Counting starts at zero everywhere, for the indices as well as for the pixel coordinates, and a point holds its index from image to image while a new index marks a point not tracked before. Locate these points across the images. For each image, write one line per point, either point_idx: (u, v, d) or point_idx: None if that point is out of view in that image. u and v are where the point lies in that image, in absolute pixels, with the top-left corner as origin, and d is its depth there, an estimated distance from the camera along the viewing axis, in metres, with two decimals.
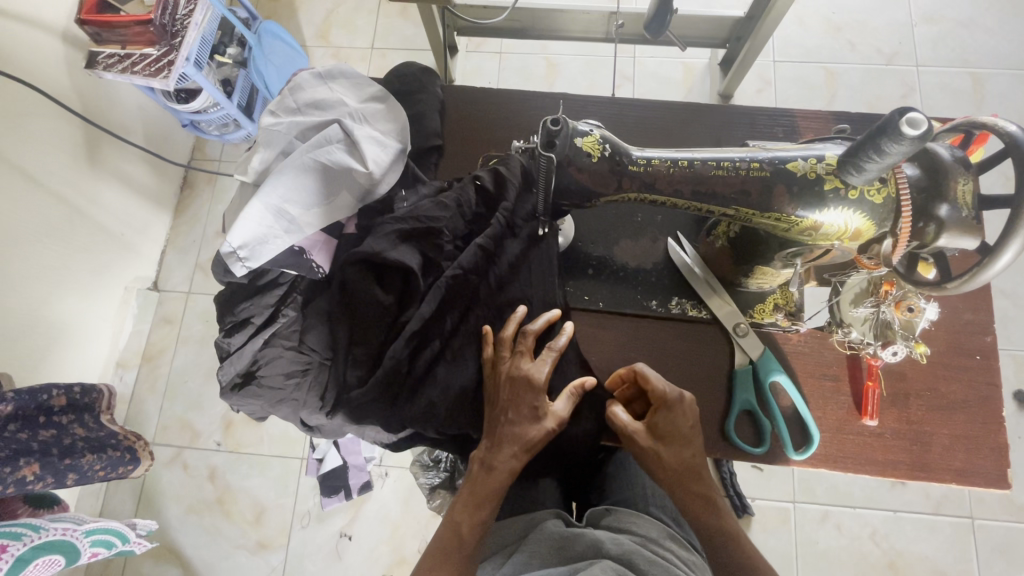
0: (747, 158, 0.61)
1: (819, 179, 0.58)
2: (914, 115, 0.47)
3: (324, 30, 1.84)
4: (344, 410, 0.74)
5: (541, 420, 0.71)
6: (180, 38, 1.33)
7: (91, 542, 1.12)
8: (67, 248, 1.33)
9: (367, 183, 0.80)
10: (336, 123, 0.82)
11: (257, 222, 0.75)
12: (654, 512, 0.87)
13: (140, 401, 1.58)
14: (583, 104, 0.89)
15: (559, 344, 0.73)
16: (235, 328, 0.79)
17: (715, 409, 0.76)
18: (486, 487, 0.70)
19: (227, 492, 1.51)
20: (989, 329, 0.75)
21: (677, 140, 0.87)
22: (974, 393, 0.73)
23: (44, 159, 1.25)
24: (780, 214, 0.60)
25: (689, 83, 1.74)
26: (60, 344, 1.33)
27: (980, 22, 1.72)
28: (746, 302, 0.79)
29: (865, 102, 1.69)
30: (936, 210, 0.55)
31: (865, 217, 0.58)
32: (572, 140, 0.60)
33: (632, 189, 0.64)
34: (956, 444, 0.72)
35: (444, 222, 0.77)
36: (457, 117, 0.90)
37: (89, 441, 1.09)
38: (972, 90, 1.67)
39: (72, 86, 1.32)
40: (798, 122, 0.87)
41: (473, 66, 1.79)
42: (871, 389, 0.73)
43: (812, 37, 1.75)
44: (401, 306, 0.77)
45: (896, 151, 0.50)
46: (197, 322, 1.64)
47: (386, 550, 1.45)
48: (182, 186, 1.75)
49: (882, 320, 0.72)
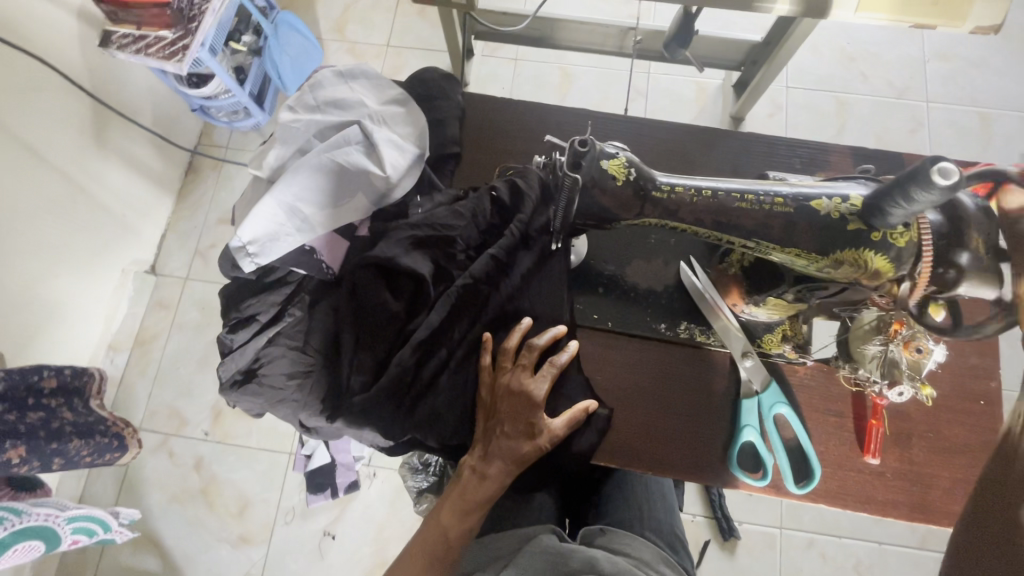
0: (771, 192, 0.60)
1: (842, 220, 0.57)
2: (946, 164, 0.46)
3: (341, 24, 1.83)
4: (344, 414, 0.74)
5: (535, 437, 0.72)
6: (197, 23, 1.31)
7: (72, 530, 1.11)
8: (68, 226, 1.31)
9: (384, 187, 0.79)
10: (356, 124, 0.82)
11: (269, 219, 0.75)
12: (650, 536, 0.87)
13: (130, 384, 1.56)
14: (603, 123, 0.89)
15: (561, 362, 0.74)
16: (240, 325, 0.78)
17: (717, 437, 0.76)
18: (475, 495, 0.72)
19: (212, 483, 1.49)
20: (994, 374, 0.75)
21: (693, 165, 0.87)
22: (976, 438, 0.73)
23: (51, 135, 1.23)
24: (800, 250, 0.60)
25: (701, 103, 1.75)
26: (53, 323, 1.32)
27: (990, 62, 1.74)
28: (755, 331, 0.78)
29: (874, 134, 1.70)
30: (956, 257, 0.54)
31: (886, 260, 0.56)
32: (598, 162, 0.60)
33: (654, 216, 0.63)
34: (956, 489, 0.72)
35: (457, 232, 0.77)
36: (475, 126, 0.89)
37: (77, 425, 1.09)
38: (978, 129, 1.69)
39: (84, 63, 1.30)
40: (815, 155, 0.87)
41: (488, 71, 1.79)
42: (875, 427, 0.72)
43: (825, 66, 1.77)
44: (410, 314, 0.76)
45: (924, 199, 0.48)
46: (193, 308, 1.62)
47: (369, 552, 1.43)
48: (187, 170, 1.73)
49: (890, 358, 0.70)
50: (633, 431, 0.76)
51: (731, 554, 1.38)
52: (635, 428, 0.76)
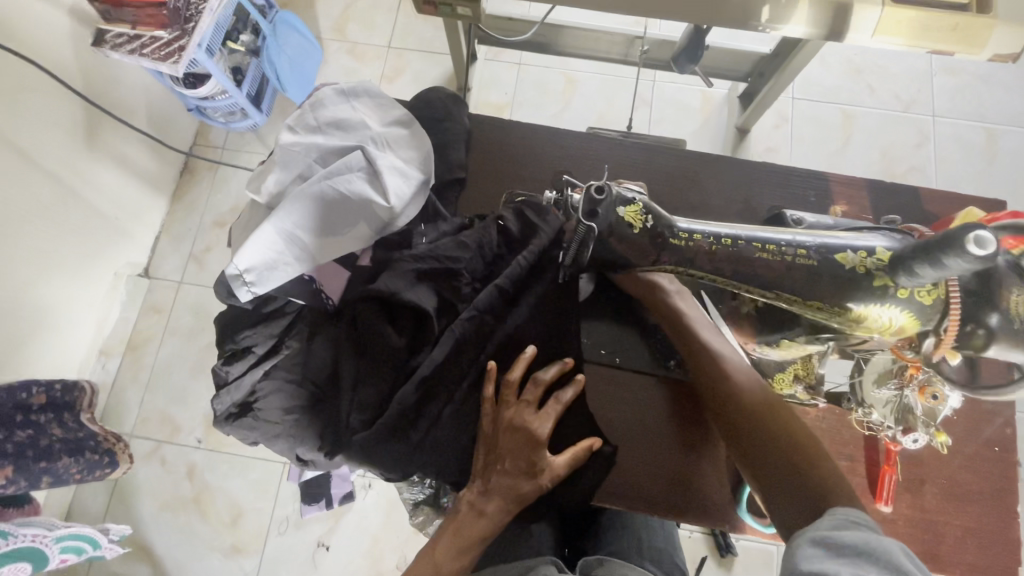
0: (794, 243, 0.59)
1: (868, 274, 0.56)
2: (982, 234, 0.46)
3: (342, 24, 1.79)
4: (343, 450, 0.72)
5: (537, 475, 0.70)
6: (193, 23, 1.28)
7: (60, 548, 1.08)
8: (59, 231, 1.27)
9: (387, 216, 0.77)
10: (359, 149, 0.80)
11: (267, 247, 0.73)
12: (648, 567, 0.83)
13: (121, 390, 1.52)
14: (613, 148, 0.87)
15: (566, 399, 0.72)
16: (235, 356, 0.75)
17: (725, 478, 0.75)
18: (472, 532, 0.69)
19: (204, 492, 1.46)
20: (1008, 419, 0.74)
21: (704, 192, 0.85)
22: (988, 485, 0.72)
23: (42, 139, 1.19)
24: (821, 303, 0.58)
25: (706, 112, 1.71)
26: (44, 330, 1.28)
27: (998, 77, 1.72)
28: (766, 370, 0.76)
29: (879, 148, 1.68)
30: (987, 317, 0.52)
31: (911, 315, 0.56)
32: (615, 209, 0.60)
33: (671, 263, 0.62)
34: (968, 535, 0.71)
35: (463, 264, 0.74)
36: (482, 148, 0.87)
37: (66, 442, 1.06)
38: (983, 145, 1.67)
39: (76, 63, 1.26)
40: (830, 186, 0.85)
41: (491, 74, 1.75)
42: (888, 473, 0.71)
43: (832, 78, 1.74)
44: (412, 349, 0.74)
45: (956, 265, 0.48)
46: (187, 313, 1.58)
47: (363, 564, 1.41)
48: (183, 171, 1.69)
49: (904, 404, 0.69)
50: (637, 470, 0.75)
51: (727, 569, 1.36)
52: (637, 466, 0.75)
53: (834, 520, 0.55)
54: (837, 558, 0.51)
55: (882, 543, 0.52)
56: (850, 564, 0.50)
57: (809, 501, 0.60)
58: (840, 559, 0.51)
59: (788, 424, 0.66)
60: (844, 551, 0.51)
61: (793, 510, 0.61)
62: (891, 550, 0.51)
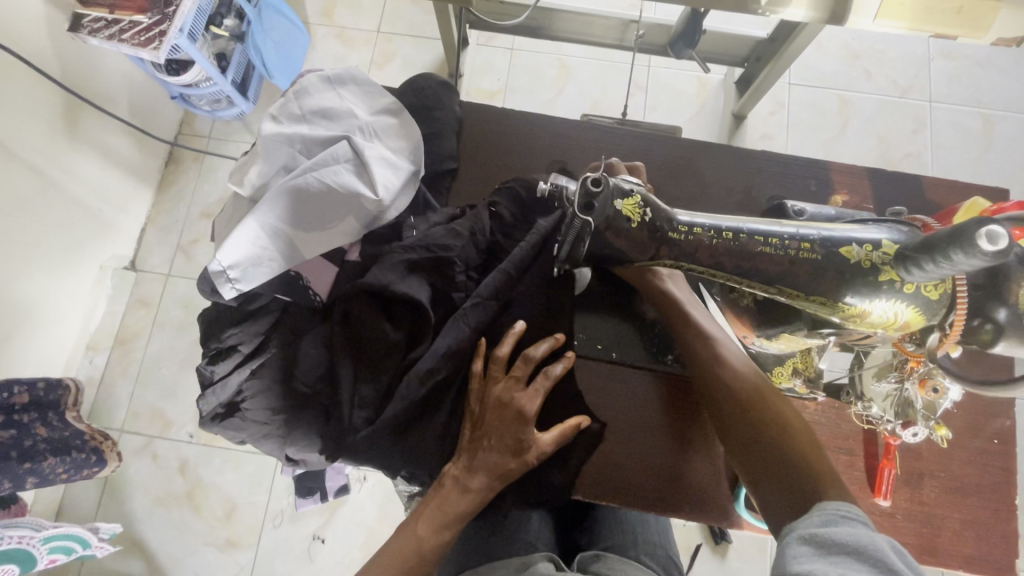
0: (798, 236, 0.57)
1: (874, 268, 0.55)
2: (994, 228, 0.44)
3: (330, 8, 1.74)
4: (343, 452, 0.69)
5: (523, 453, 0.67)
6: (174, 7, 1.22)
7: (49, 549, 1.05)
8: (39, 224, 1.23)
9: (375, 209, 0.75)
10: (346, 139, 0.76)
11: (249, 243, 0.71)
12: (645, 561, 0.81)
13: (109, 384, 1.49)
14: (609, 137, 0.84)
15: (556, 374, 0.69)
16: (220, 356, 0.72)
17: (723, 476, 0.74)
18: (453, 509, 0.66)
19: (198, 486, 1.45)
20: (1009, 413, 0.73)
21: (703, 183, 0.82)
22: (987, 478, 0.71)
23: (20, 128, 1.15)
24: (827, 299, 0.57)
25: (702, 99, 1.68)
26: (27, 326, 1.24)
27: (995, 62, 1.70)
28: (765, 363, 0.75)
29: (875, 135, 1.66)
30: (994, 311, 0.52)
31: (917, 311, 0.55)
32: (612, 201, 0.58)
33: (669, 257, 0.60)
34: (967, 528, 0.70)
35: (455, 252, 0.72)
36: (474, 137, 0.84)
37: (51, 442, 1.03)
38: (981, 131, 1.66)
39: (51, 48, 1.21)
40: (832, 175, 0.83)
41: (482, 61, 1.71)
42: (886, 468, 0.71)
43: (829, 63, 1.71)
44: (410, 343, 0.72)
45: (965, 261, 0.46)
46: (176, 307, 1.55)
47: (359, 556, 1.40)
48: (168, 161, 1.64)
49: (904, 397, 0.68)
50: (627, 465, 0.74)
51: (722, 557, 1.36)
52: (626, 461, 0.74)
53: (823, 516, 0.53)
54: (823, 554, 0.50)
55: (873, 540, 0.49)
56: (837, 561, 0.49)
57: (791, 492, 0.58)
58: (827, 557, 0.49)
59: (777, 409, 0.65)
60: (832, 549, 0.50)
61: (776, 502, 0.59)
62: (883, 547, 0.49)
